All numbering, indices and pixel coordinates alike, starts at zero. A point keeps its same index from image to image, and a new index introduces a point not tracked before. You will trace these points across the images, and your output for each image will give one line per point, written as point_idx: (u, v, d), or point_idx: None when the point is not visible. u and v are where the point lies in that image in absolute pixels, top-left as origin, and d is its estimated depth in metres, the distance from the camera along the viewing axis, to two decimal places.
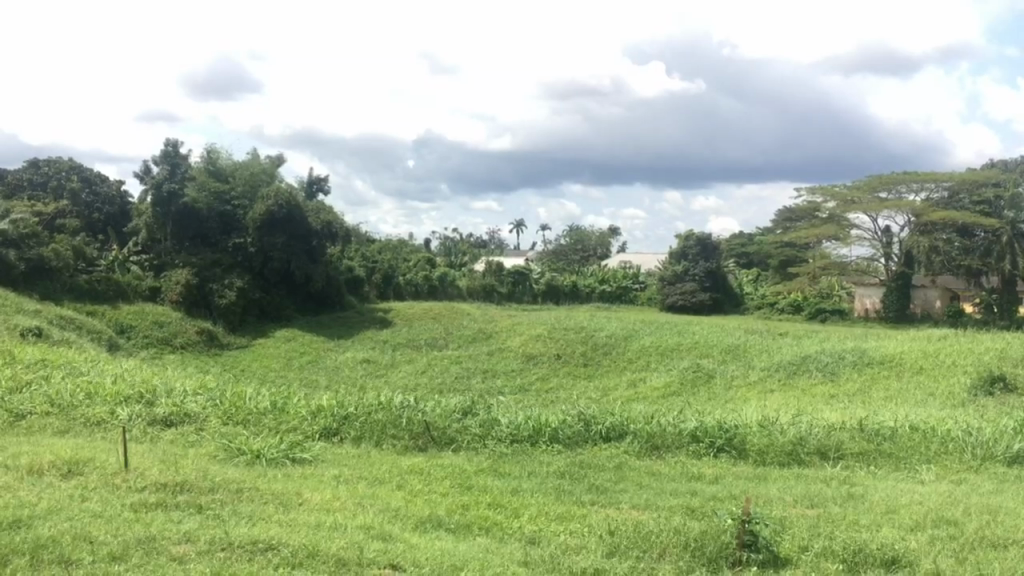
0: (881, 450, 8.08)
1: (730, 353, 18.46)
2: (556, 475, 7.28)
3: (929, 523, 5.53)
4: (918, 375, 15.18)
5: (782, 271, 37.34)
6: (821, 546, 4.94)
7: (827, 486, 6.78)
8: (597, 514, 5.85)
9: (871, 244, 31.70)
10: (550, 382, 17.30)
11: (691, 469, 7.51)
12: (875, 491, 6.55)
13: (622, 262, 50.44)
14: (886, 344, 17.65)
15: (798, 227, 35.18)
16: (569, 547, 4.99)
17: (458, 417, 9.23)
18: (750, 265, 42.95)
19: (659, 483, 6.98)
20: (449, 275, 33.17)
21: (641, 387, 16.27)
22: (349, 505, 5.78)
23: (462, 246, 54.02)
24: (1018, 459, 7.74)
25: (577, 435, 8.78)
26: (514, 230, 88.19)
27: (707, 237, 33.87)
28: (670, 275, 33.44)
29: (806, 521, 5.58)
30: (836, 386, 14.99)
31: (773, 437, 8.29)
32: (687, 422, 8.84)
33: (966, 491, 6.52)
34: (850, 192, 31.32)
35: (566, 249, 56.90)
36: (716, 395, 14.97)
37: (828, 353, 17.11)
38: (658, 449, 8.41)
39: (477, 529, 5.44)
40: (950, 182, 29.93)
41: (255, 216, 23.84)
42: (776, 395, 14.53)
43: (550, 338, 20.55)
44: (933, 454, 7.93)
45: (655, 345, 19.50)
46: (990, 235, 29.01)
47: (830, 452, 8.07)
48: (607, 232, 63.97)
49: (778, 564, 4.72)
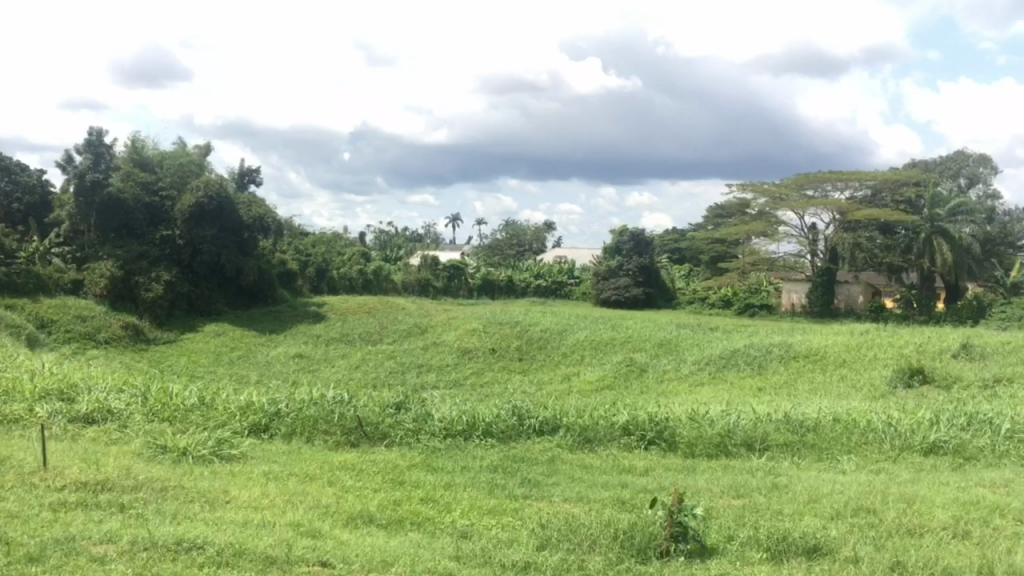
0: (804, 441, 8.30)
1: (662, 347, 18.71)
2: (490, 469, 7.30)
3: (849, 512, 5.71)
4: (840, 368, 15.66)
5: (714, 267, 38.05)
6: (747, 535, 5.06)
7: (753, 477, 6.94)
8: (529, 508, 5.88)
9: (797, 241, 32.43)
10: (485, 376, 17.33)
11: (623, 462, 7.61)
12: (798, 482, 6.72)
13: (558, 258, 50.75)
14: (812, 339, 18.12)
15: (728, 224, 35.88)
16: (501, 541, 5.01)
17: (391, 411, 9.18)
18: (682, 260, 43.85)
19: (591, 476, 7.06)
20: (384, 268, 32.89)
21: (575, 380, 16.42)
22: (278, 503, 5.69)
23: (397, 240, 53.62)
24: (933, 450, 8.02)
25: (511, 429, 8.82)
26: (450, 224, 87.89)
27: (641, 232, 34.16)
28: (604, 270, 33.84)
29: (732, 512, 5.71)
30: (764, 379, 15.40)
31: (702, 429, 8.44)
32: (618, 415, 8.94)
33: (884, 480, 6.75)
34: (778, 189, 31.99)
35: (502, 243, 56.96)
36: (649, 388, 15.19)
37: (757, 346, 17.46)
38: (590, 442, 8.50)
39: (409, 525, 5.42)
40: (874, 181, 30.62)
41: (183, 207, 23.28)
42: (708, 388, 14.80)
43: (484, 333, 20.56)
44: (854, 445, 8.19)
45: (589, 339, 19.66)
46: (911, 232, 30.00)
47: (756, 443, 8.26)
48: (542, 227, 64.24)
49: (705, 555, 4.81)
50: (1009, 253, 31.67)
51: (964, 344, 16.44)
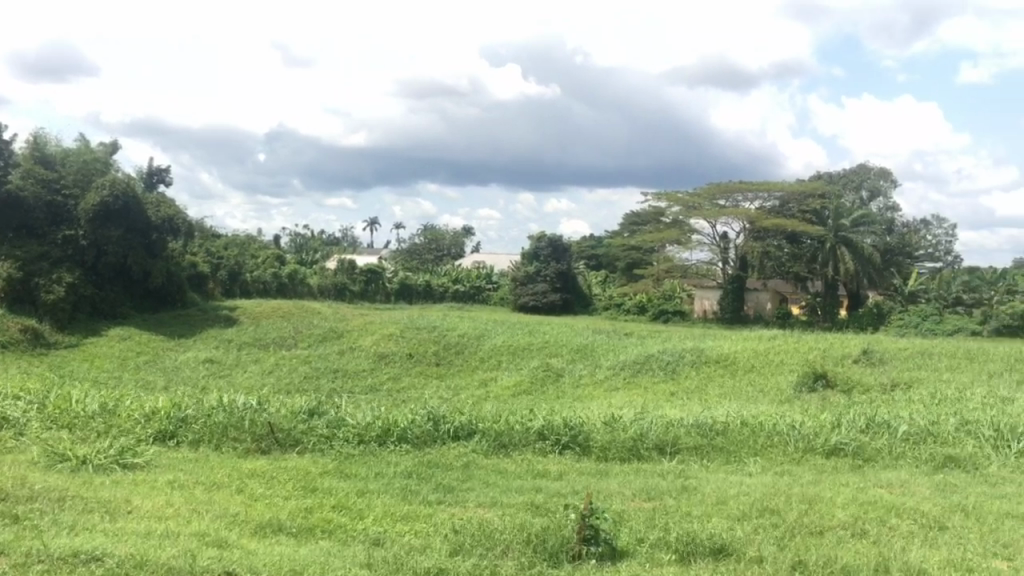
0: (714, 444, 8.50)
1: (579, 352, 18.92)
2: (404, 475, 7.25)
3: (754, 513, 5.87)
4: (749, 373, 16.11)
5: (629, 273, 38.68)
6: (656, 537, 5.15)
7: (663, 480, 7.08)
8: (443, 514, 5.86)
9: (709, 249, 33.22)
10: (402, 381, 17.21)
11: (537, 466, 7.66)
12: (707, 484, 6.89)
13: (477, 262, 50.77)
14: (722, 344, 18.58)
15: (643, 232, 36.52)
16: (413, 547, 4.98)
17: (304, 417, 9.02)
18: (599, 266, 44.45)
19: (505, 481, 7.08)
20: (299, 272, 32.36)
21: (493, 385, 16.46)
22: (183, 512, 5.53)
23: (312, 243, 52.75)
24: (834, 451, 8.32)
25: (426, 435, 8.77)
26: (368, 228, 87.00)
27: (559, 238, 34.28)
28: (522, 275, 33.90)
29: (642, 514, 5.81)
30: (676, 383, 15.74)
31: (616, 434, 8.56)
32: (533, 420, 8.99)
33: (788, 482, 6.97)
34: (691, 198, 32.69)
35: (420, 247, 56.69)
36: (565, 393, 15.32)
37: (670, 352, 17.81)
38: (505, 447, 8.53)
39: (320, 533, 5.33)
40: (782, 192, 31.61)
41: (88, 207, 22.41)
42: (622, 393, 15.03)
43: (401, 337, 20.42)
44: (760, 447, 8.44)
45: (507, 344, 19.71)
46: (816, 242, 31.08)
47: (668, 447, 8.42)
48: (461, 232, 64.17)
49: (616, 557, 4.88)
50: (907, 263, 33.07)
51: (864, 350, 17.13)
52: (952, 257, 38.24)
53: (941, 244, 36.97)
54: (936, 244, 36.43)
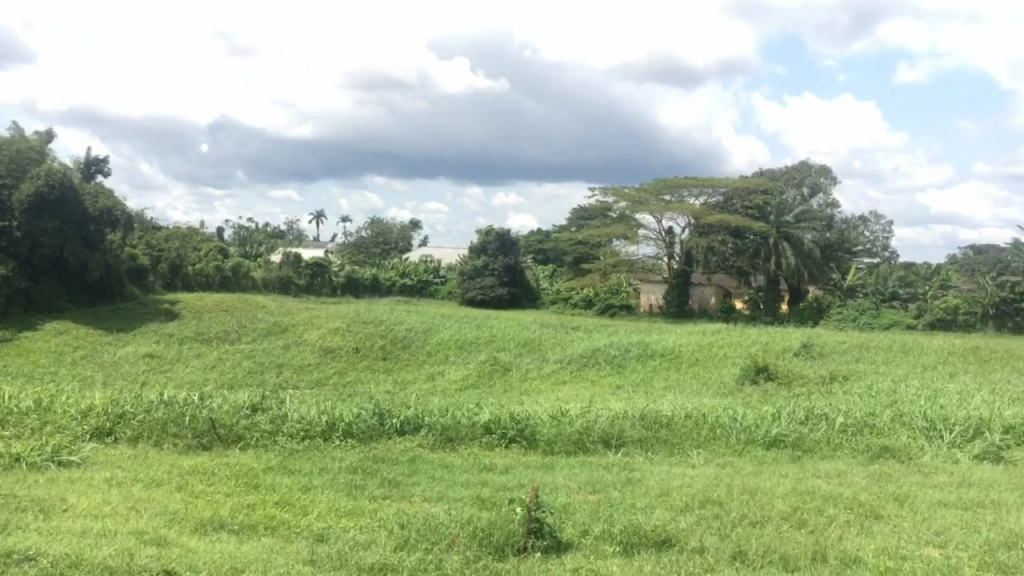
0: (658, 437, 8.60)
1: (526, 346, 18.97)
2: (349, 470, 7.19)
3: (696, 504, 5.95)
4: (694, 366, 16.34)
5: (576, 267, 38.87)
6: (600, 529, 5.20)
7: (608, 472, 7.15)
8: (388, 509, 5.83)
9: (655, 244, 33.58)
10: (348, 375, 17.06)
11: (483, 460, 7.66)
12: (651, 476, 6.98)
13: (424, 256, 50.51)
14: (667, 338, 18.80)
15: (590, 226, 36.76)
16: (357, 543, 4.94)
17: (247, 413, 8.89)
18: (546, 261, 44.62)
19: (451, 475, 7.07)
20: (243, 265, 31.89)
21: (440, 379, 16.42)
22: (121, 510, 5.40)
23: (257, 236, 51.96)
24: (775, 443, 8.49)
25: (371, 429, 8.71)
26: (314, 221, 85.95)
27: (506, 232, 34.34)
28: (470, 270, 33.82)
29: (587, 506, 5.86)
30: (622, 377, 15.91)
31: (562, 427, 8.61)
32: (480, 414, 9.01)
33: (730, 473, 7.09)
34: (638, 194, 33.00)
35: (367, 241, 56.23)
36: (512, 387, 15.37)
37: (616, 345, 17.96)
38: (451, 441, 8.51)
39: (262, 530, 5.26)
40: (726, 188, 32.13)
41: (22, 197, 21.75)
42: (568, 386, 15.14)
43: (347, 332, 20.24)
44: (703, 439, 8.57)
45: (454, 338, 19.67)
46: (759, 237, 31.64)
47: (613, 440, 8.50)
48: (408, 225, 63.81)
49: (561, 550, 4.90)
50: (846, 259, 33.77)
51: (805, 343, 17.49)
52: (888, 253, 39.23)
53: (878, 240, 37.92)
54: (873, 240, 37.35)
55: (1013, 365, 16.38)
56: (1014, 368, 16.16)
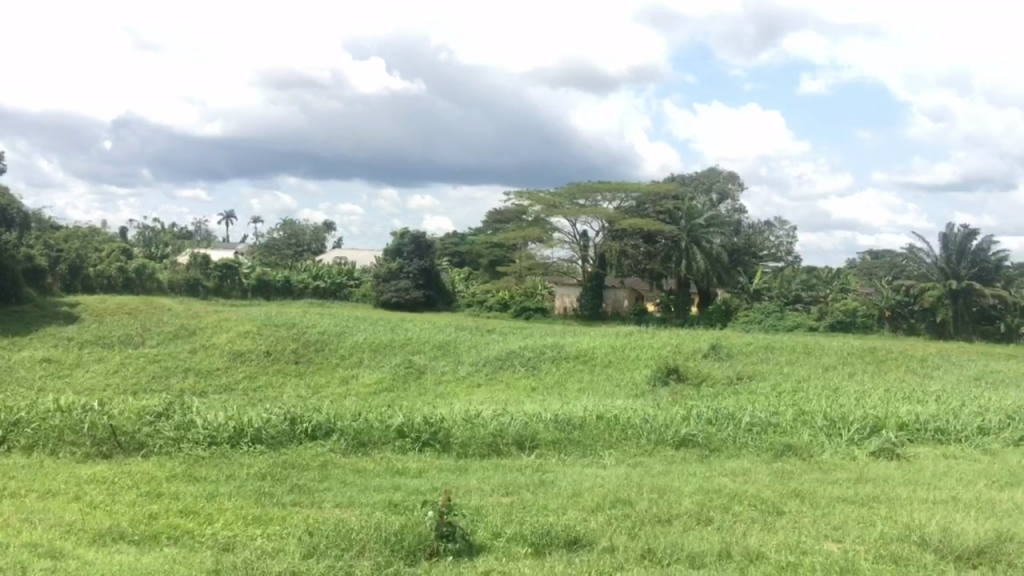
0: (571, 438, 8.68)
1: (441, 349, 18.87)
2: (257, 477, 7.02)
3: (607, 504, 6.03)
4: (607, 368, 16.57)
5: (492, 270, 38.96)
6: (512, 531, 5.20)
7: (522, 474, 7.18)
8: (298, 516, 5.71)
9: (569, 247, 33.93)
10: (258, 380, 16.69)
11: (396, 464, 7.60)
12: (563, 477, 7.03)
13: (338, 258, 49.79)
14: (581, 340, 18.99)
15: (506, 229, 36.89)
16: (264, 551, 4.83)
17: (150, 419, 8.60)
18: (462, 264, 44.59)
19: (363, 479, 6.99)
20: (148, 267, 30.95)
21: (353, 383, 16.21)
22: (11, 522, 5.15)
23: (163, 236, 50.25)
24: (684, 442, 8.67)
25: (281, 435, 8.53)
26: (223, 221, 83.70)
27: (422, 235, 34.17)
28: (385, 272, 33.54)
29: (500, 508, 5.86)
30: (537, 379, 16.01)
31: (476, 430, 8.61)
32: (394, 418, 8.93)
33: (641, 473, 7.20)
34: (552, 198, 33.31)
35: (279, 243, 55.10)
36: (427, 391, 15.27)
37: (530, 348, 18.02)
38: (364, 445, 8.42)
39: (164, 540, 5.10)
40: (638, 192, 32.78)
41: None
42: (483, 389, 15.13)
43: (258, 335, 19.78)
44: (614, 440, 8.70)
45: (368, 341, 19.43)
46: (669, 241, 32.31)
47: (526, 442, 8.53)
48: (322, 227, 62.82)
49: (473, 552, 4.89)
50: (753, 263, 34.70)
51: (713, 345, 17.93)
52: (792, 257, 40.58)
53: (783, 245, 39.18)
54: (779, 245, 38.57)
55: (908, 365, 17.14)
56: (908, 368, 16.92)
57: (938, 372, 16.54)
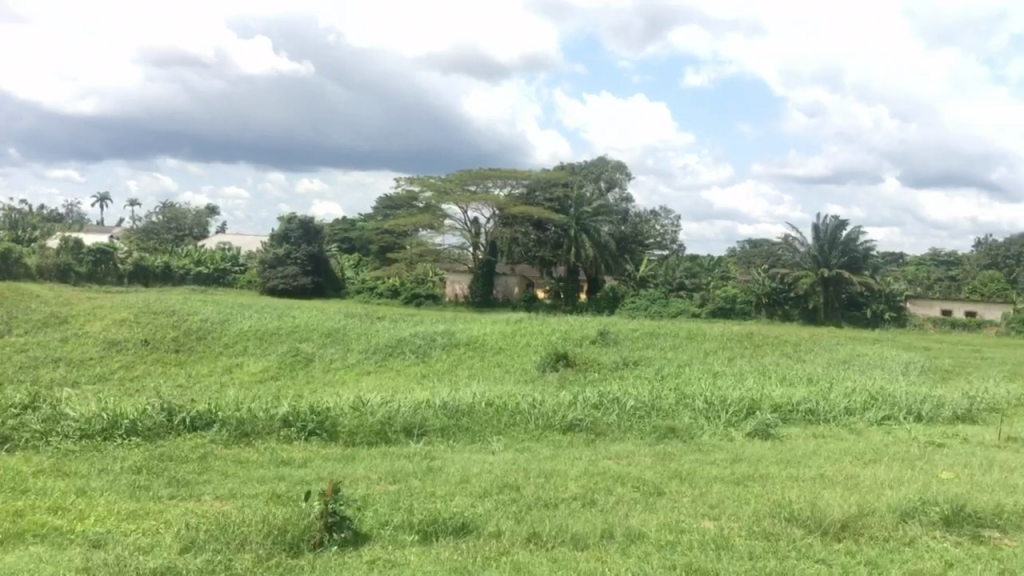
0: (460, 425, 8.70)
1: (330, 336, 18.55)
2: (132, 470, 6.73)
3: (494, 489, 6.07)
4: (498, 354, 16.68)
5: (383, 257, 38.57)
6: (400, 519, 5.16)
7: (410, 462, 7.14)
8: (176, 509, 5.52)
9: (461, 234, 33.92)
10: (136, 369, 16.03)
11: (281, 454, 7.44)
12: (451, 464, 7.03)
13: (221, 244, 48.25)
14: (472, 327, 19.03)
15: (397, 215, 36.56)
16: (138, 547, 4.65)
17: (15, 412, 8.13)
18: (352, 249, 44.01)
19: (246, 471, 6.80)
20: (14, 252, 29.25)
21: (237, 372, 15.78)
22: None
23: (30, 219, 47.44)
24: (571, 427, 8.82)
25: (158, 426, 8.22)
26: (97, 204, 79.74)
27: (310, 220, 33.50)
28: (271, 258, 32.74)
29: (387, 497, 5.82)
30: (428, 366, 15.96)
31: (364, 418, 8.51)
32: (278, 407, 8.72)
33: (528, 458, 7.28)
34: (443, 184, 33.14)
35: (158, 226, 52.93)
36: (315, 378, 15.05)
37: (421, 335, 17.91)
38: (248, 435, 8.19)
39: (30, 538, 4.83)
40: (528, 180, 32.92)
41: None
42: (372, 377, 14.97)
43: (135, 323, 18.92)
44: (503, 426, 8.76)
45: (254, 329, 18.91)
46: (559, 229, 32.70)
47: (415, 429, 8.50)
48: (205, 211, 60.74)
49: (358, 542, 4.83)
50: (640, 251, 35.51)
51: (601, 332, 18.26)
52: (677, 245, 41.80)
53: (668, 233, 40.31)
54: (664, 233, 39.62)
55: (782, 349, 17.94)
56: (782, 352, 17.72)
57: (809, 356, 17.35)
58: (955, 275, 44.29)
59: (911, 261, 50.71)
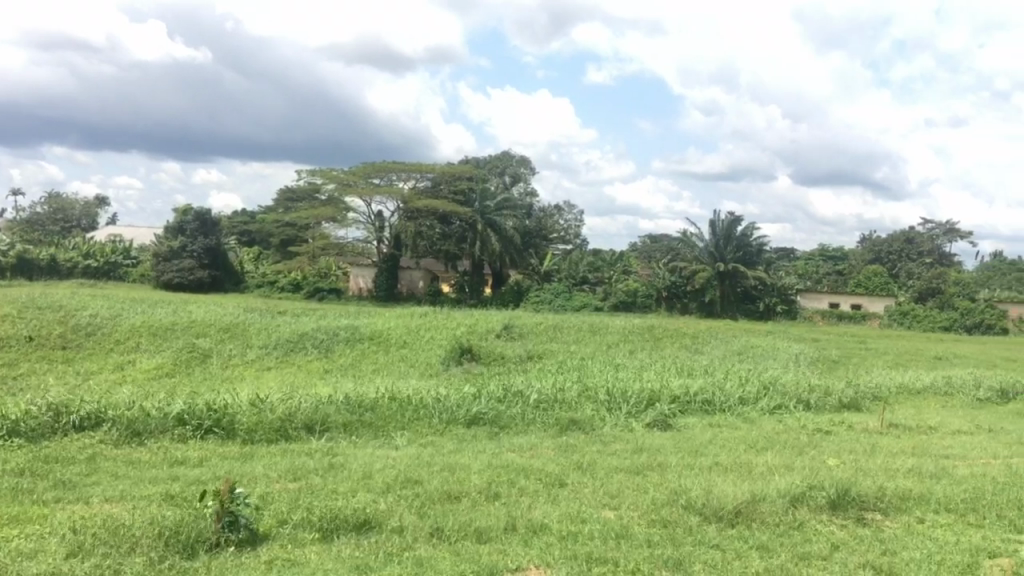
0: (362, 420, 8.59)
1: (229, 332, 18.03)
2: (13, 473, 6.39)
3: (397, 484, 6.03)
4: (402, 349, 16.55)
5: (284, 250, 37.82)
6: (299, 517, 5.07)
7: (310, 458, 7.01)
8: (62, 513, 5.27)
9: (364, 227, 33.48)
10: (19, 368, 15.23)
11: (176, 454, 7.19)
12: (353, 460, 6.94)
13: (112, 236, 46.25)
14: (376, 321, 18.81)
15: (298, 207, 35.86)
16: (19, 553, 4.41)
17: None
18: (252, 242, 42.95)
19: (137, 471, 6.56)
20: None
21: (129, 369, 15.19)
22: None
23: None
24: (474, 421, 8.83)
25: (43, 427, 7.83)
26: None
27: (207, 211, 32.45)
28: (166, 251, 31.63)
29: (287, 495, 5.70)
30: (329, 361, 15.72)
31: (262, 415, 8.30)
32: (173, 405, 8.44)
33: (432, 452, 7.26)
34: (346, 176, 32.63)
35: (44, 217, 50.36)
36: (212, 375, 14.61)
37: (324, 329, 17.57)
38: (139, 435, 7.89)
39: None
40: (433, 173, 32.58)
41: None
42: (272, 373, 14.62)
43: (18, 319, 17.96)
44: (407, 421, 8.70)
45: (147, 323, 18.19)
46: (465, 223, 32.67)
47: (316, 425, 8.37)
48: (95, 202, 58.17)
49: (256, 541, 4.71)
50: (543, 245, 35.84)
51: (506, 325, 18.36)
52: (580, 240, 42.37)
53: (571, 228, 40.81)
54: (567, 228, 40.10)
55: (681, 342, 18.40)
56: (681, 344, 18.18)
57: (706, 348, 17.86)
58: (841, 270, 46.36)
59: (801, 256, 52.80)
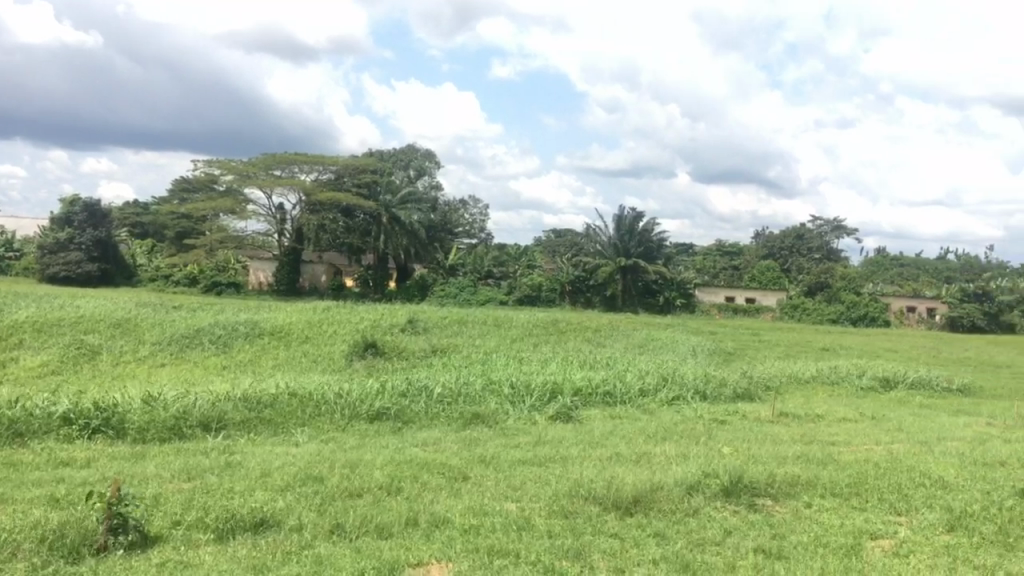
0: (260, 417, 8.38)
1: (120, 327, 17.29)
2: None
3: (298, 482, 5.91)
4: (304, 344, 16.25)
5: (179, 242, 36.59)
6: (193, 518, 4.91)
7: (205, 457, 6.80)
8: None
9: (264, 220, 32.72)
10: None
11: (60, 455, 6.87)
12: (252, 458, 6.77)
13: None
14: (276, 315, 18.41)
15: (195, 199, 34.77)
16: None
17: None
18: (145, 235, 41.37)
19: (19, 474, 6.22)
20: None
21: (10, 367, 14.40)
22: None
23: None
24: (378, 416, 8.74)
25: None
26: None
27: (96, 202, 31.09)
28: (52, 243, 30.18)
29: (181, 495, 5.52)
30: (228, 357, 15.29)
31: (155, 413, 8.01)
32: (58, 404, 8.06)
33: (332, 449, 7.15)
34: (246, 167, 31.78)
35: None
36: (102, 373, 14.00)
37: (222, 324, 17.06)
38: (20, 436, 7.51)
39: None
40: (335, 165, 32.09)
41: None
42: (167, 370, 14.11)
43: None
44: (308, 417, 8.55)
45: (32, 319, 17.29)
46: (369, 217, 32.27)
47: (213, 423, 8.13)
48: None
49: (147, 543, 4.54)
50: (448, 239, 35.79)
51: (410, 320, 18.23)
52: (485, 234, 42.44)
53: (476, 222, 40.83)
54: (472, 221, 40.05)
55: (584, 335, 18.65)
56: (585, 338, 18.45)
57: (608, 341, 18.17)
58: (737, 265, 47.89)
59: (700, 251, 54.30)
